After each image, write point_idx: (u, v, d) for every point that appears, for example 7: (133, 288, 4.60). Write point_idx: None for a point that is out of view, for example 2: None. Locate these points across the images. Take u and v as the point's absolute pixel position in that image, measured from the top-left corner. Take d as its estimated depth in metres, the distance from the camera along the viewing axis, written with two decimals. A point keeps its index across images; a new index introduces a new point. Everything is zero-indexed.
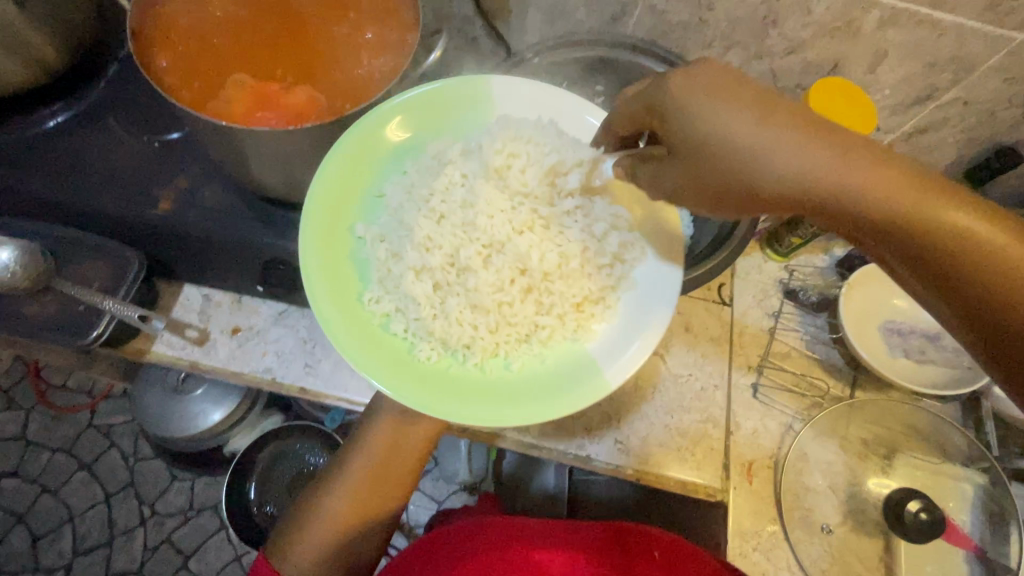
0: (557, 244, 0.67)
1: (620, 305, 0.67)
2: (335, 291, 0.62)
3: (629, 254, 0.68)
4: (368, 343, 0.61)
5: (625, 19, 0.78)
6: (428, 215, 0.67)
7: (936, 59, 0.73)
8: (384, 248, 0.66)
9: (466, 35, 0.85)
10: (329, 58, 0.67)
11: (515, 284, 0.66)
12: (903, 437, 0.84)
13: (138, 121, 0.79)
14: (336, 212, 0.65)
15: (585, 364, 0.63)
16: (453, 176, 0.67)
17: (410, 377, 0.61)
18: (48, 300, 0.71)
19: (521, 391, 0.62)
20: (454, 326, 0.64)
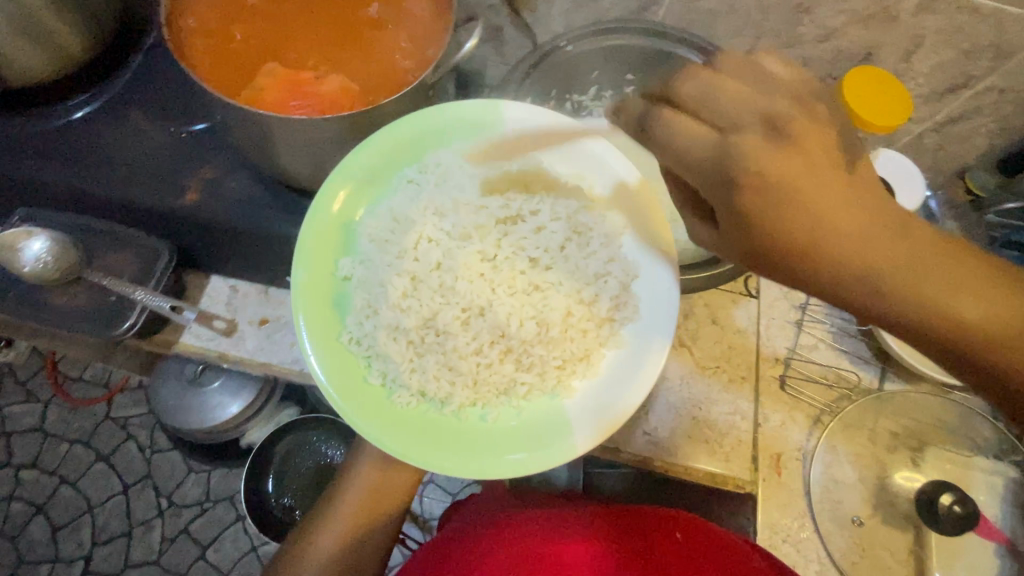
0: (544, 295, 0.67)
1: (603, 363, 0.63)
2: (322, 334, 0.61)
3: (619, 313, 0.65)
4: (351, 390, 0.60)
5: (654, 7, 0.77)
6: (412, 270, 0.67)
7: (974, 46, 0.72)
8: (369, 295, 0.65)
9: (490, 24, 0.84)
10: (359, 46, 0.66)
11: (496, 343, 0.65)
12: (933, 429, 0.83)
13: (162, 111, 0.78)
14: (323, 253, 0.64)
15: (561, 422, 0.60)
16: (438, 231, 0.68)
17: (384, 424, 0.59)
18: (79, 291, 0.71)
19: (493, 445, 0.59)
20: (434, 376, 0.63)
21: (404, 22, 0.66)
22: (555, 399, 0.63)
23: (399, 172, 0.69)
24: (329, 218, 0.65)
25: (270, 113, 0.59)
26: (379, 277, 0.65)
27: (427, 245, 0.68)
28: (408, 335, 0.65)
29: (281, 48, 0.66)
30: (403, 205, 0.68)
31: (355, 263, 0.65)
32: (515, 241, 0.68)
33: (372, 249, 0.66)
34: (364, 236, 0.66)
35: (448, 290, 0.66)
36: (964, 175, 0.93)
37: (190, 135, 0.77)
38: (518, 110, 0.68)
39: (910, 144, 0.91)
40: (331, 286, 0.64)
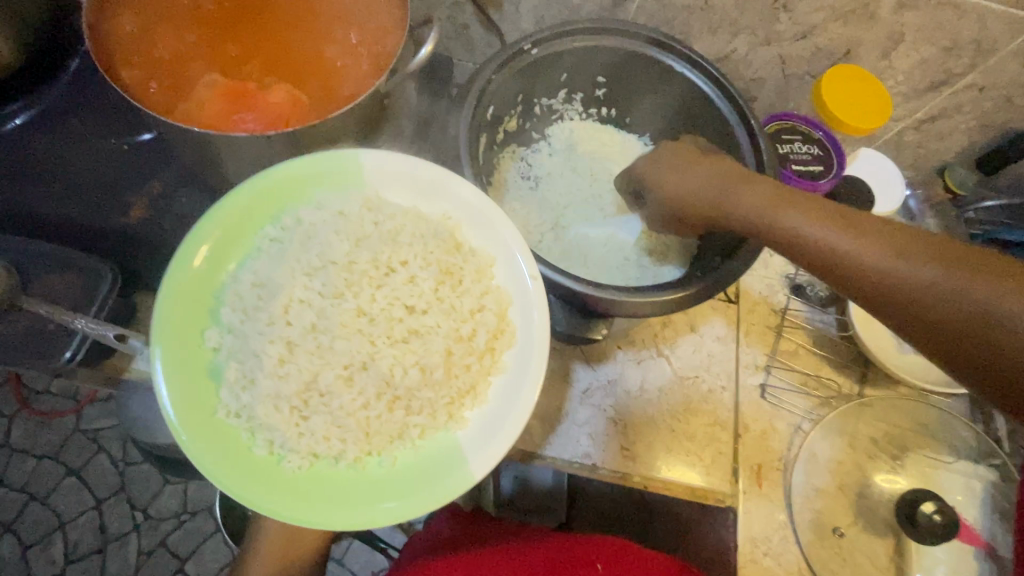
0: (424, 348, 0.58)
1: (491, 393, 0.57)
2: (192, 414, 0.51)
3: (499, 341, 0.58)
4: (231, 468, 0.51)
5: (626, 5, 0.73)
6: (286, 335, 0.57)
7: (954, 42, 0.70)
8: (242, 365, 0.55)
9: (455, 22, 0.79)
10: (308, 51, 0.62)
11: (380, 399, 0.57)
12: (913, 434, 0.82)
13: (102, 120, 0.73)
14: (181, 323, 0.53)
15: (451, 452, 0.55)
16: (310, 291, 0.58)
17: (273, 492, 0.51)
18: (17, 318, 0.66)
19: (371, 493, 0.53)
20: (324, 436, 0.55)
21: (358, 22, 0.61)
22: (448, 433, 0.56)
23: (261, 232, 0.58)
24: (187, 278, 0.54)
25: (211, 129, 0.55)
26: (245, 351, 0.56)
27: (299, 308, 0.58)
28: (291, 402, 0.56)
29: (224, 55, 0.61)
30: (270, 266, 0.57)
31: (225, 333, 0.55)
32: (390, 290, 0.59)
33: (241, 317, 0.56)
34: (228, 304, 0.56)
35: (326, 350, 0.57)
36: (941, 172, 0.91)
37: (136, 146, 0.72)
38: (385, 159, 0.59)
39: (890, 142, 0.89)
40: (197, 361, 0.54)
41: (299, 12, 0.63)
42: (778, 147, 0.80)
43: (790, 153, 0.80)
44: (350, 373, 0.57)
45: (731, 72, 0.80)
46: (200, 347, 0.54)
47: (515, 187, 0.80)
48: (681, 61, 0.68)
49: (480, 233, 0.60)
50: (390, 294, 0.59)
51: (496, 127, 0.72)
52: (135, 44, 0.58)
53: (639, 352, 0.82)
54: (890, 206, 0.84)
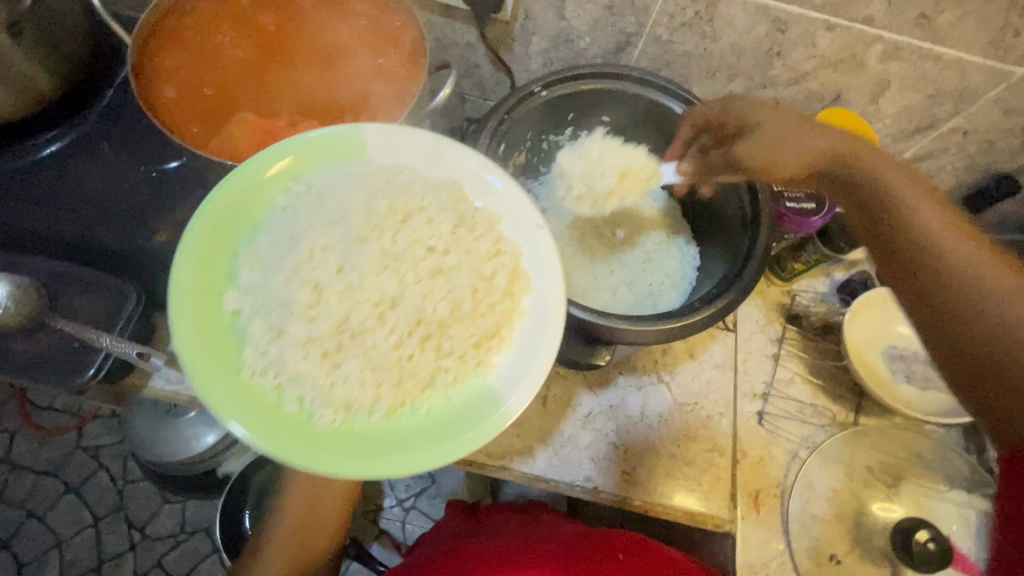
0: (447, 292, 0.57)
1: (515, 337, 0.55)
2: (217, 378, 0.50)
3: (515, 284, 0.57)
4: (264, 426, 0.50)
5: (629, 49, 0.78)
6: (310, 278, 0.56)
7: (938, 91, 0.74)
8: (266, 320, 0.54)
9: (468, 61, 0.84)
10: (332, 90, 0.67)
11: (412, 337, 0.56)
12: (907, 463, 0.84)
13: (132, 149, 0.77)
14: (200, 287, 0.52)
15: (486, 393, 0.53)
16: (333, 239, 0.57)
17: (308, 448, 0.49)
18: (41, 336, 0.68)
19: (411, 436, 0.51)
20: (357, 383, 0.53)
21: (381, 64, 0.66)
22: (477, 379, 0.54)
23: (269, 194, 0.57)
24: (201, 238, 0.53)
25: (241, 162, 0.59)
26: (267, 305, 0.54)
27: (321, 255, 0.57)
28: (323, 348, 0.55)
29: (252, 93, 0.65)
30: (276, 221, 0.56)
31: (244, 294, 0.54)
32: (410, 231, 0.59)
33: (260, 274, 0.55)
34: (245, 264, 0.55)
35: (355, 289, 0.56)
36: None
37: (162, 173, 0.76)
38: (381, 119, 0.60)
39: None
40: (214, 323, 0.52)
41: (326, 56, 0.67)
42: None
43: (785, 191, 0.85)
44: (379, 313, 0.56)
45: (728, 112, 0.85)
46: (219, 311, 0.53)
47: None
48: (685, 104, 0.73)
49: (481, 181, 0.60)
50: (414, 237, 0.59)
51: (507, 161, 0.76)
52: (173, 85, 0.63)
53: (639, 378, 0.84)
54: None
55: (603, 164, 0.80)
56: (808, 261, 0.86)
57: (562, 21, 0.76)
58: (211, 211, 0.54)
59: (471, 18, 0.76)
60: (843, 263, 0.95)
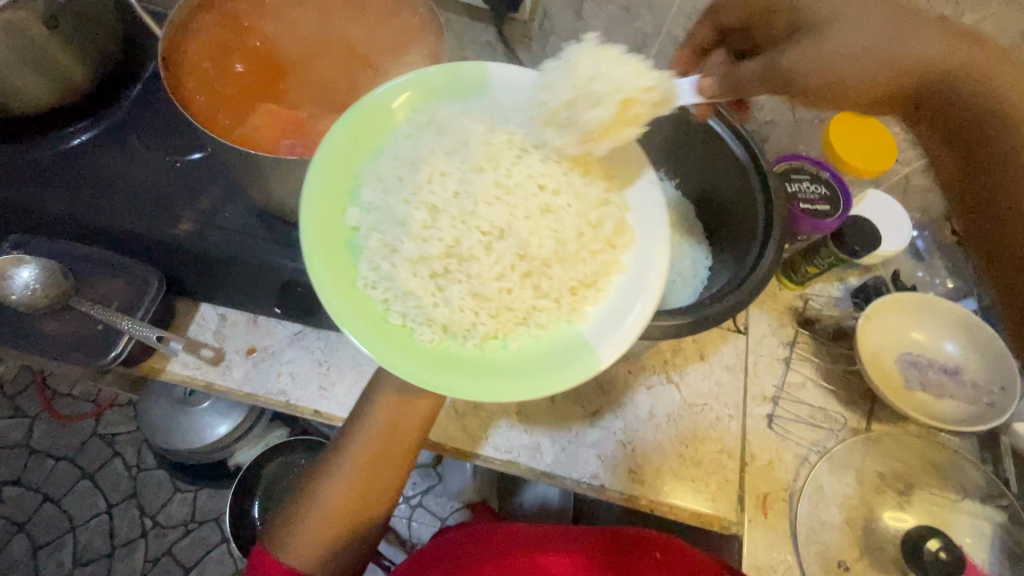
0: (556, 232, 0.60)
1: (611, 287, 0.59)
2: (335, 282, 0.53)
3: (620, 237, 0.61)
4: (375, 330, 0.53)
5: (646, 50, 0.79)
6: (428, 202, 0.60)
7: None
8: (377, 240, 0.57)
9: (486, 61, 0.86)
10: (352, 86, 0.68)
11: (515, 271, 0.59)
12: (921, 472, 0.83)
13: (158, 140, 0.80)
14: (332, 194, 0.56)
15: (580, 337, 0.56)
16: (453, 170, 0.61)
17: (411, 357, 0.52)
18: (66, 317, 0.71)
19: (513, 366, 0.55)
20: (459, 307, 0.57)
21: (402, 61, 0.67)
22: (571, 324, 0.58)
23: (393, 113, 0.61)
24: (338, 146, 0.57)
25: (265, 151, 0.61)
26: (385, 224, 0.58)
27: (440, 180, 0.61)
28: (430, 269, 0.58)
29: (274, 88, 0.67)
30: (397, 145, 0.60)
31: (365, 212, 0.58)
32: (524, 172, 0.61)
33: (381, 194, 0.59)
34: (369, 184, 0.59)
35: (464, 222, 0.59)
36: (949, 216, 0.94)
37: (186, 164, 0.78)
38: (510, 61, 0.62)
39: (897, 185, 0.93)
40: (337, 227, 0.56)
41: (350, 54, 0.70)
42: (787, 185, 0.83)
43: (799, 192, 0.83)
44: (488, 242, 0.59)
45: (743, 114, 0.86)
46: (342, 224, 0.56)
47: None
48: (713, 115, 0.72)
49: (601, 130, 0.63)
50: (528, 174, 0.62)
51: None
52: (199, 77, 0.64)
53: (649, 377, 0.84)
54: (895, 247, 0.86)
55: (593, 84, 0.58)
56: (821, 265, 0.85)
57: (579, 21, 0.78)
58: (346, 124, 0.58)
59: (491, 17, 0.78)
60: (857, 268, 0.95)
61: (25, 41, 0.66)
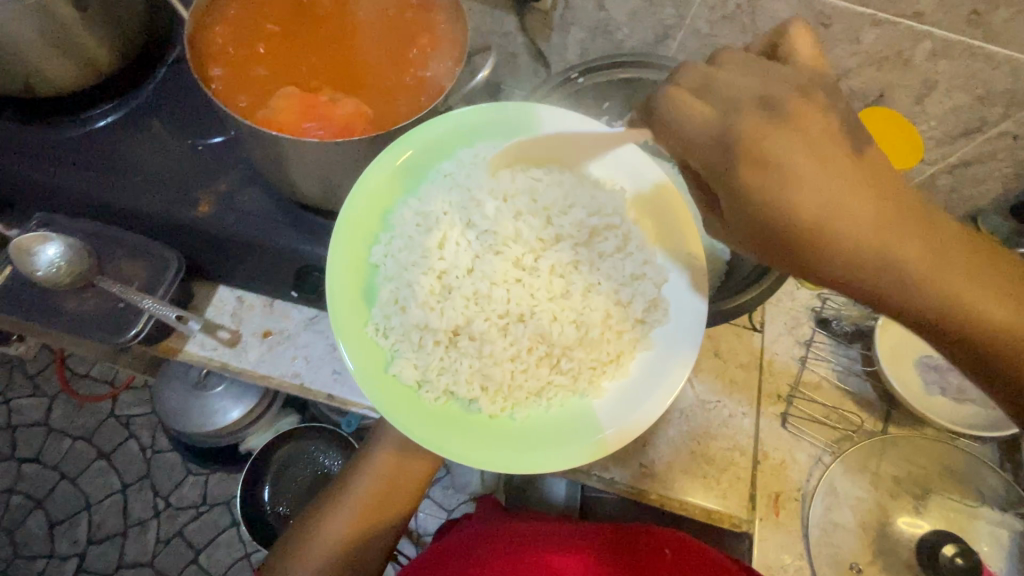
0: (577, 310, 0.65)
1: (633, 364, 0.63)
2: (352, 323, 0.61)
3: (652, 313, 0.64)
4: (380, 376, 0.59)
5: (668, 42, 0.78)
6: (445, 265, 0.65)
7: (987, 92, 0.72)
8: (397, 289, 0.63)
9: (507, 51, 0.86)
10: (375, 68, 0.68)
11: (533, 352, 0.63)
12: (938, 477, 0.81)
13: (180, 123, 0.80)
14: (359, 236, 0.64)
15: (591, 416, 0.60)
16: (479, 235, 0.66)
17: (415, 414, 0.58)
18: (89, 295, 0.72)
19: (523, 437, 0.59)
20: (465, 378, 0.61)
21: (427, 46, 0.67)
22: (584, 398, 0.62)
23: (438, 166, 0.68)
24: (371, 195, 0.65)
25: (285, 133, 0.61)
26: (401, 275, 0.63)
27: (457, 243, 0.65)
28: (437, 334, 0.62)
29: (298, 71, 0.67)
30: (434, 202, 0.66)
31: (388, 255, 0.64)
32: (555, 253, 0.66)
33: (405, 241, 0.64)
34: (396, 231, 0.65)
35: (482, 297, 0.64)
36: (976, 218, 0.92)
37: (207, 147, 0.79)
38: (561, 117, 0.67)
39: (922, 185, 0.91)
40: (363, 271, 0.64)
41: (373, 41, 0.69)
42: None
43: None
44: (506, 323, 0.64)
45: None
46: (367, 260, 0.64)
47: None
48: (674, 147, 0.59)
49: (645, 202, 0.68)
50: (555, 250, 0.66)
51: None
52: (224, 58, 0.66)
53: None
54: None
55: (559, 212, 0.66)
56: None
57: (601, 11, 0.76)
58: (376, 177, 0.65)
59: (512, 6, 0.78)
60: None
61: (53, 21, 0.67)
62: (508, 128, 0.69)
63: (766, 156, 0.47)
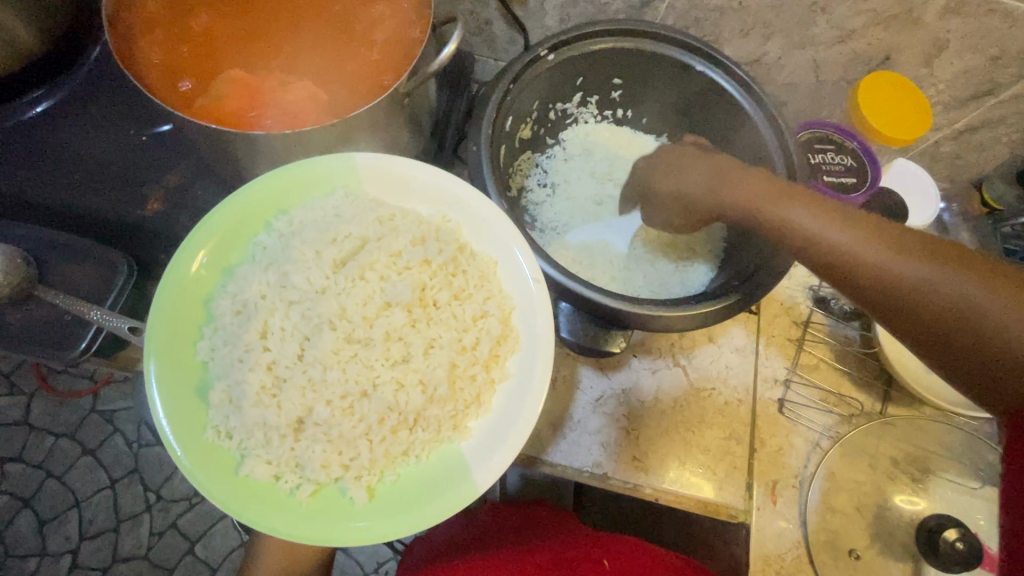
0: (422, 374, 0.55)
1: (496, 401, 0.55)
2: (180, 433, 0.50)
3: (503, 347, 0.56)
4: (224, 484, 0.50)
5: (655, 4, 0.70)
6: (272, 353, 0.54)
7: (1002, 52, 0.66)
8: (229, 386, 0.53)
9: (478, 18, 0.77)
10: (330, 46, 0.64)
11: (384, 426, 0.54)
12: (936, 456, 0.79)
13: (120, 109, 0.73)
14: (174, 332, 0.53)
15: (457, 465, 0.53)
16: (306, 295, 0.55)
17: (275, 513, 0.50)
18: (33, 307, 0.65)
19: (395, 503, 0.52)
20: (321, 463, 0.52)
21: (382, 19, 0.61)
22: (451, 444, 0.55)
23: (253, 240, 0.57)
24: (179, 283, 0.53)
25: (231, 126, 0.56)
26: (230, 375, 0.53)
27: (277, 316, 0.55)
28: (279, 430, 0.53)
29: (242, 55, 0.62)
30: (250, 283, 0.55)
31: (214, 348, 0.54)
32: (392, 313, 0.56)
33: (231, 320, 0.54)
34: (218, 315, 0.54)
35: (318, 384, 0.54)
36: (979, 185, 0.87)
37: (153, 137, 0.72)
38: (380, 162, 0.58)
39: (925, 152, 0.85)
40: (193, 375, 0.53)
41: (319, 22, 0.64)
42: (809, 157, 0.79)
43: (822, 164, 0.79)
44: (349, 402, 0.54)
45: (761, 75, 0.77)
46: (191, 359, 0.53)
47: (534, 197, 0.81)
48: (726, 74, 0.66)
49: (485, 235, 0.59)
50: (396, 306, 0.56)
51: (517, 131, 0.71)
52: (156, 47, 0.59)
53: (654, 361, 0.80)
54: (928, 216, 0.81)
55: (429, 242, 0.58)
56: None
57: None
58: (179, 269, 0.53)
59: None
60: None
61: None
62: (327, 176, 0.58)
63: (666, 150, 0.66)
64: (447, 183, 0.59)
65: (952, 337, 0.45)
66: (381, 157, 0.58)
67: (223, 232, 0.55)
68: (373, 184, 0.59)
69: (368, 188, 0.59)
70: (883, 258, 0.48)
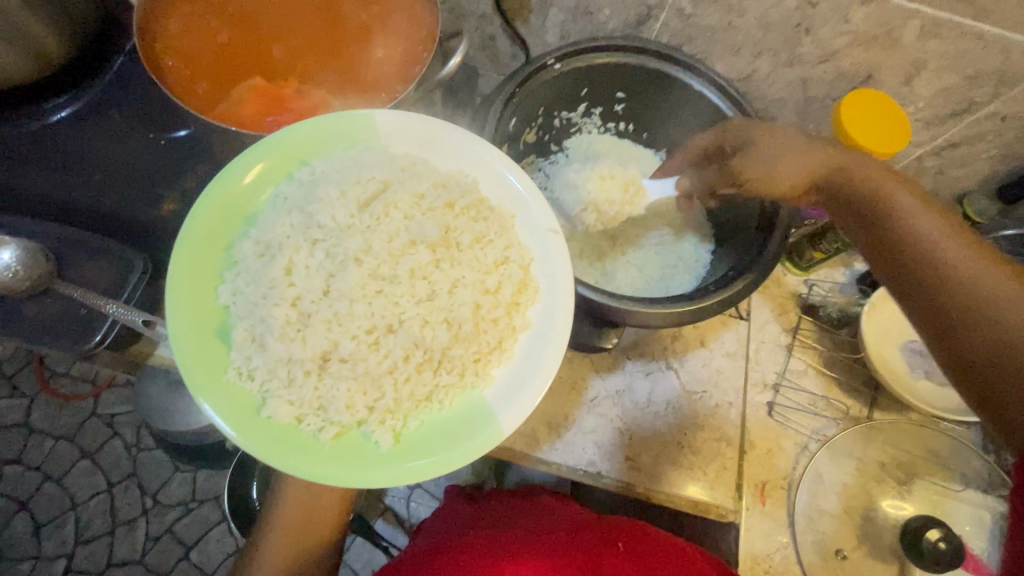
0: (445, 314, 0.57)
1: (516, 348, 0.58)
2: (202, 374, 0.52)
3: (523, 295, 0.59)
4: (250, 422, 0.53)
5: (650, 23, 0.75)
6: (295, 293, 0.55)
7: (978, 71, 0.70)
8: (253, 325, 0.55)
9: (483, 33, 0.81)
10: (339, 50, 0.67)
11: (409, 362, 0.56)
12: (922, 461, 0.81)
13: (138, 115, 0.76)
14: (196, 278, 0.54)
15: (480, 408, 0.56)
16: (333, 236, 0.57)
17: (302, 454, 0.53)
18: (49, 302, 0.67)
19: (427, 443, 0.55)
20: (346, 405, 0.55)
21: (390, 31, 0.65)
22: (474, 391, 0.57)
23: (275, 188, 0.58)
24: (201, 228, 0.55)
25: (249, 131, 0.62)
26: (253, 319, 0.55)
27: (303, 253, 0.56)
28: (303, 366, 0.55)
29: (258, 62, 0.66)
30: (274, 225, 0.56)
31: (236, 292, 0.55)
32: (416, 254, 0.58)
33: (253, 260, 0.56)
34: (240, 257, 0.56)
35: (344, 318, 0.56)
36: (961, 200, 0.91)
37: (171, 141, 0.76)
38: (402, 116, 0.60)
39: (909, 167, 0.89)
40: (213, 317, 0.55)
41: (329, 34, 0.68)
42: None
43: None
44: (376, 338, 0.56)
45: (751, 91, 0.81)
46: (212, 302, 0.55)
47: None
48: (710, 85, 0.70)
49: (506, 188, 0.61)
50: (421, 249, 0.58)
51: (518, 139, 0.75)
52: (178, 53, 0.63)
53: (647, 363, 0.82)
54: None
55: (453, 187, 0.60)
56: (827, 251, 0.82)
57: None
58: (202, 213, 0.55)
59: None
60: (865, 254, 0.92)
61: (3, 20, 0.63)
62: (348, 122, 0.59)
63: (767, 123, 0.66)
64: (467, 141, 0.61)
65: (961, 331, 0.48)
66: (403, 113, 0.60)
67: (247, 180, 0.57)
68: (393, 129, 0.60)
69: (388, 132, 0.60)
70: (941, 249, 0.52)
